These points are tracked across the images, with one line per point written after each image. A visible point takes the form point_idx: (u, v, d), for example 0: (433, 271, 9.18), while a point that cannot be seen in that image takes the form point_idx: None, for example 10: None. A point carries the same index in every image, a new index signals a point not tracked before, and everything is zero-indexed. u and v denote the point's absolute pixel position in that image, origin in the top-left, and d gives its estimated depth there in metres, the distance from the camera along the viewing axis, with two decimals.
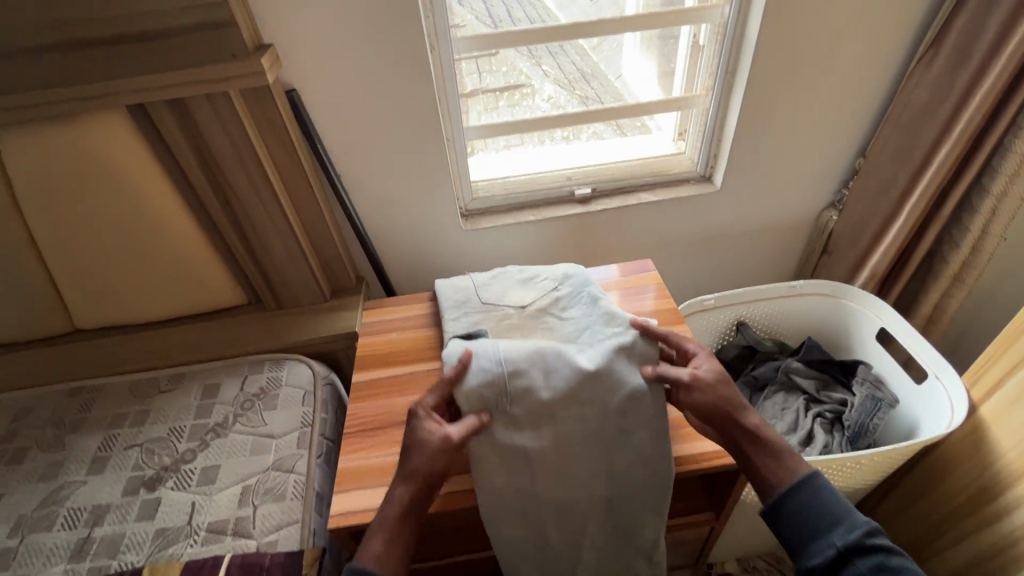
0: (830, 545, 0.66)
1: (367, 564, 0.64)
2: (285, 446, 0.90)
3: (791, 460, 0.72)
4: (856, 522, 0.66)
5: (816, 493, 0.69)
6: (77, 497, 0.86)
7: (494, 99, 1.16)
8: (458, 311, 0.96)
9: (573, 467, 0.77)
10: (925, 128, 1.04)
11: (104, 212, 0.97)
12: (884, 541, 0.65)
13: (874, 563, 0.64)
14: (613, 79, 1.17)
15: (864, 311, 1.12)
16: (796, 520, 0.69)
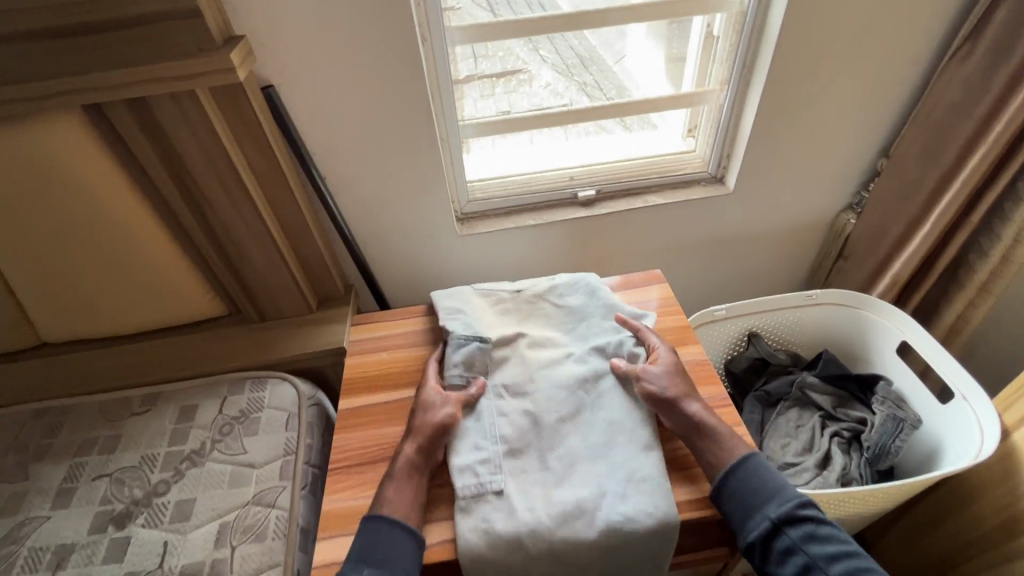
0: (765, 518, 0.67)
1: (384, 508, 0.68)
2: (266, 477, 0.83)
3: (728, 443, 0.73)
4: (788, 495, 0.69)
5: (753, 470, 0.71)
6: (40, 535, 0.79)
7: (491, 85, 1.07)
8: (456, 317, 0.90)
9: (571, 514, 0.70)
10: (957, 129, 0.96)
11: (65, 222, 0.89)
12: (815, 512, 0.68)
13: (806, 532, 0.66)
14: (613, 65, 1.09)
15: (884, 323, 1.06)
16: (733, 497, 0.70)
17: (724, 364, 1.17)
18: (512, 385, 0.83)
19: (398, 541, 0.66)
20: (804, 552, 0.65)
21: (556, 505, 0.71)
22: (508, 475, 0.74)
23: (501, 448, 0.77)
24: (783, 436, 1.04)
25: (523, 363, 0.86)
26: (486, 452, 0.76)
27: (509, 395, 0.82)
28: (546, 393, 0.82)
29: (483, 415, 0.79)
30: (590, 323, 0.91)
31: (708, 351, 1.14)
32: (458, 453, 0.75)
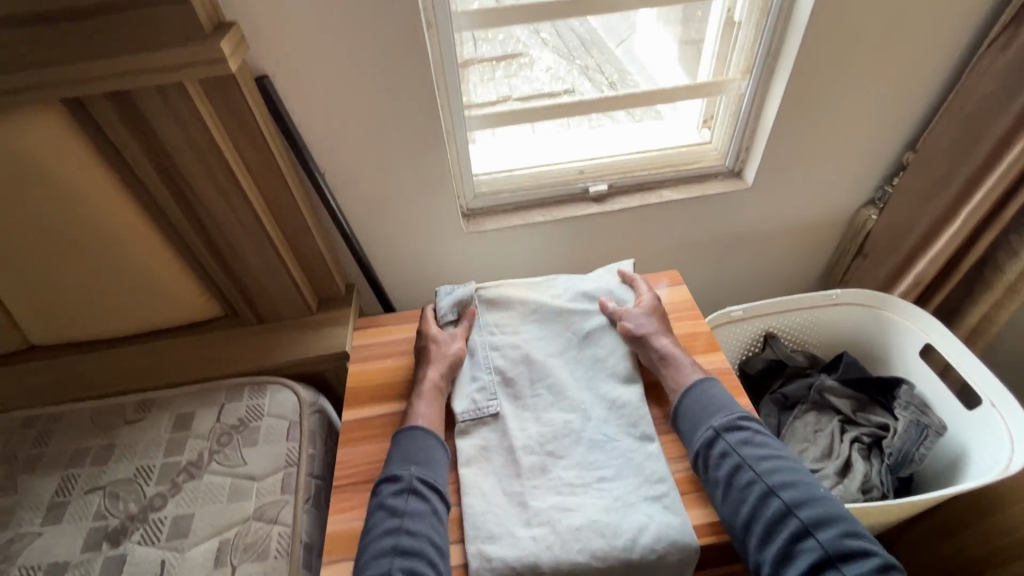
0: (709, 428, 0.74)
1: (421, 420, 0.76)
2: (267, 491, 0.80)
3: (687, 374, 0.79)
4: (733, 410, 0.75)
5: (704, 388, 0.78)
6: (31, 552, 0.76)
7: (491, 70, 1.02)
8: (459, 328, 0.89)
9: (566, 508, 0.71)
10: (993, 123, 0.91)
11: (49, 222, 0.83)
12: (755, 425, 0.74)
13: (745, 440, 0.72)
14: (615, 48, 1.05)
15: (908, 325, 1.02)
16: (684, 414, 0.77)
17: (739, 366, 1.13)
18: (507, 325, 0.90)
19: (435, 448, 0.74)
20: (738, 453, 0.71)
21: (549, 505, 0.71)
22: (505, 402, 0.82)
23: (496, 377, 0.84)
24: (801, 441, 1.01)
25: (519, 311, 0.92)
26: (483, 381, 0.83)
27: (504, 334, 0.89)
28: (535, 335, 0.89)
29: (480, 350, 0.87)
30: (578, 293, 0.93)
31: (723, 353, 1.11)
32: (460, 380, 0.83)
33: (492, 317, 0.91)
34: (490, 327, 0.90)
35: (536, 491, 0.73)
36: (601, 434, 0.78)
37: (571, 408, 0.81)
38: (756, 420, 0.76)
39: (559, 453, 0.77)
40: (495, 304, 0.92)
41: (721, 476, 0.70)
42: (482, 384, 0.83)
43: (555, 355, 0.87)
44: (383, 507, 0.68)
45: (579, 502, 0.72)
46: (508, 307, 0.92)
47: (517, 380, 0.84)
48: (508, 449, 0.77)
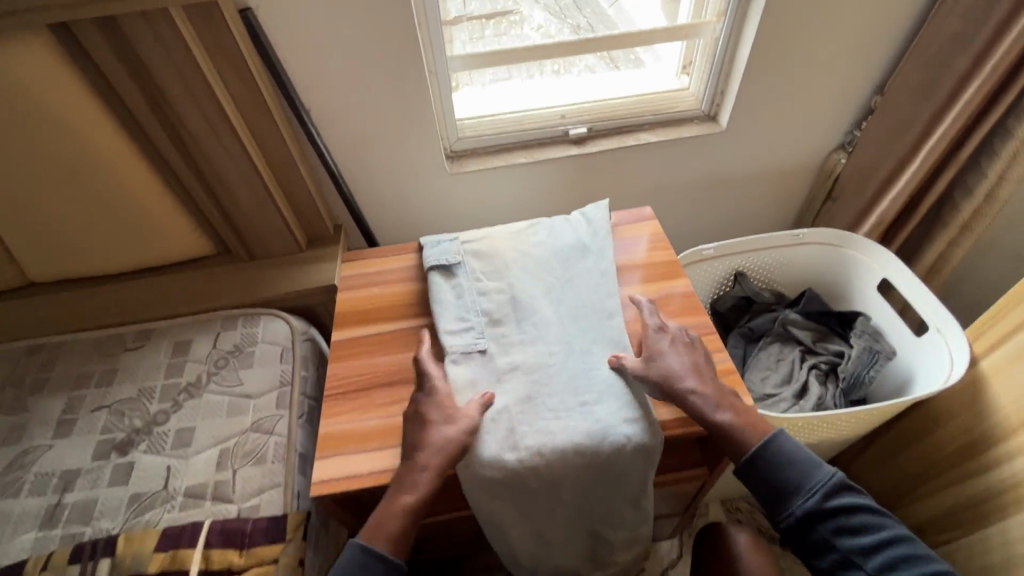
0: (791, 514, 0.68)
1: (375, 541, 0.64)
2: (263, 406, 0.86)
3: (755, 432, 0.71)
4: (819, 482, 0.68)
5: (780, 457, 0.70)
6: (44, 461, 0.82)
7: (480, 28, 1.03)
8: (444, 270, 0.88)
9: (550, 431, 0.72)
10: (954, 63, 0.94)
11: (42, 154, 0.86)
12: (848, 500, 0.67)
13: (840, 526, 0.66)
14: (607, 9, 1.05)
15: (867, 262, 1.08)
16: (760, 493, 0.70)
17: (710, 304, 1.19)
18: (493, 273, 0.87)
19: (375, 574, 0.63)
20: (835, 545, 0.65)
21: (533, 433, 0.72)
22: (491, 339, 0.81)
23: (482, 319, 0.82)
24: (763, 368, 1.08)
25: (505, 257, 0.88)
26: (470, 322, 0.82)
27: (490, 277, 0.86)
28: (522, 278, 0.86)
29: (465, 293, 0.85)
30: (566, 238, 0.91)
31: (695, 291, 1.16)
32: (443, 320, 0.82)
33: (478, 260, 0.89)
34: (476, 273, 0.87)
35: (523, 419, 0.73)
36: (585, 363, 0.77)
37: (557, 341, 0.80)
38: (849, 487, 0.68)
39: (543, 382, 0.76)
40: (480, 251, 0.89)
41: (817, 565, 0.67)
42: (468, 324, 0.81)
43: (541, 295, 0.85)
44: None
45: (567, 428, 0.72)
46: (494, 253, 0.89)
47: (503, 319, 0.82)
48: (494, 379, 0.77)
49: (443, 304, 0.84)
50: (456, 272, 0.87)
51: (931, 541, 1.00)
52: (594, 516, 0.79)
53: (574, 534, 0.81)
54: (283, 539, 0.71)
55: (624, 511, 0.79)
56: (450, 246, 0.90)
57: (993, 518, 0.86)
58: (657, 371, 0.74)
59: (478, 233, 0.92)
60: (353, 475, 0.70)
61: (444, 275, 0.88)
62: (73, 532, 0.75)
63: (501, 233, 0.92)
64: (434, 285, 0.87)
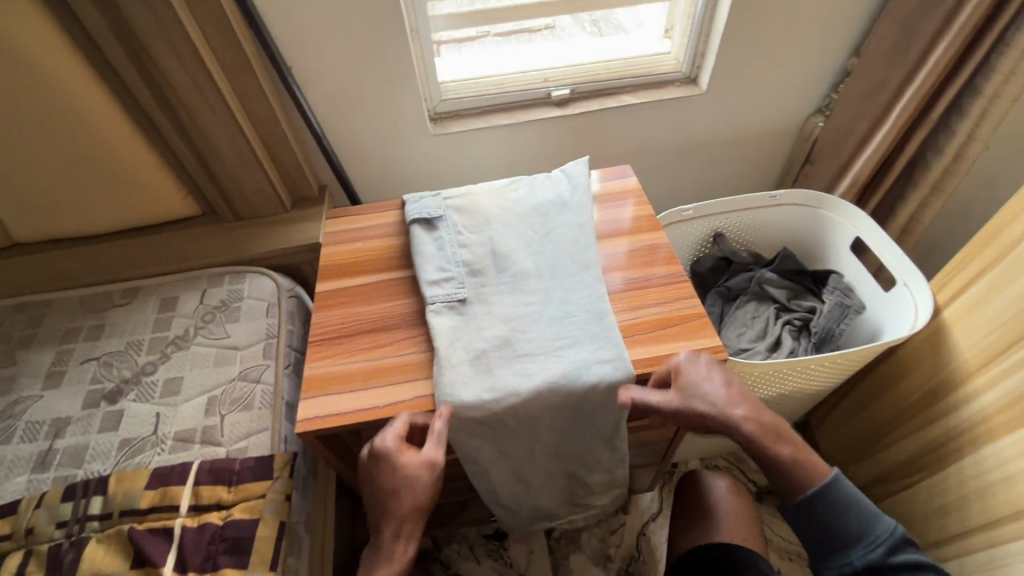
0: (852, 561, 0.68)
1: None
2: (250, 357, 0.88)
3: (805, 466, 0.70)
4: (881, 533, 0.68)
5: (839, 500, 0.69)
6: (34, 410, 0.84)
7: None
8: (427, 226, 0.90)
9: (526, 372, 0.74)
10: (926, 21, 0.96)
11: (23, 110, 0.86)
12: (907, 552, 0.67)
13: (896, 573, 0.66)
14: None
15: (840, 221, 1.10)
16: (818, 534, 0.70)
17: (690, 265, 1.22)
18: (473, 226, 0.88)
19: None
20: None
21: (510, 376, 0.73)
22: (470, 288, 0.82)
23: (463, 269, 0.84)
24: (739, 325, 1.11)
25: (484, 212, 0.90)
26: (451, 272, 0.83)
27: (470, 230, 0.88)
28: (503, 232, 0.88)
29: (446, 244, 0.86)
30: (549, 195, 0.91)
31: (675, 251, 1.19)
32: (426, 271, 0.84)
33: (459, 214, 0.90)
34: (457, 226, 0.89)
35: (501, 361, 0.75)
36: (563, 310, 0.79)
37: (536, 291, 0.81)
38: (909, 542, 0.68)
39: (522, 329, 0.78)
40: (462, 205, 0.91)
41: None
42: (448, 272, 0.83)
43: (520, 247, 0.86)
44: None
45: (543, 369, 0.74)
46: (475, 207, 0.91)
47: (481, 269, 0.84)
48: (473, 327, 0.78)
49: (426, 256, 0.86)
50: (438, 225, 0.89)
51: (895, 485, 1.05)
52: (572, 458, 0.83)
53: (552, 475, 0.86)
54: (270, 477, 0.74)
55: (600, 451, 0.83)
56: (431, 202, 0.92)
57: (952, 459, 0.91)
58: (682, 404, 0.70)
59: (456, 190, 0.93)
60: (335, 414, 0.72)
61: (426, 228, 0.89)
62: (65, 474, 0.77)
63: (482, 188, 0.94)
64: (418, 239, 0.88)
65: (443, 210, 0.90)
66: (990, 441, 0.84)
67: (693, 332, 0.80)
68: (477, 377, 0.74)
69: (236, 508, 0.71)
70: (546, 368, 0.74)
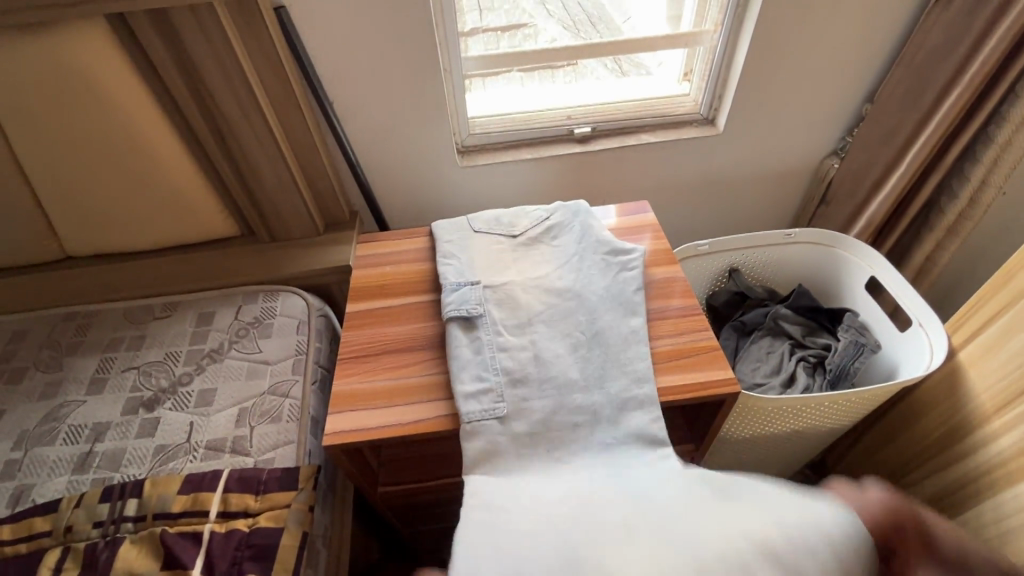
0: None
1: None
2: (279, 371, 0.92)
3: None
4: None
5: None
6: (77, 415, 0.89)
7: (495, 40, 1.11)
8: (461, 311, 0.86)
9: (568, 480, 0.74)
10: (936, 72, 1.00)
11: (90, 137, 0.94)
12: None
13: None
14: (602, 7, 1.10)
15: (855, 260, 1.12)
16: None
17: (706, 299, 1.25)
18: (512, 324, 0.85)
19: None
20: None
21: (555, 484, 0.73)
22: (510, 401, 0.78)
23: (502, 377, 0.80)
24: (754, 360, 1.12)
25: (522, 293, 0.89)
26: (489, 382, 0.79)
27: (511, 331, 0.85)
28: (531, 280, 0.91)
29: (484, 348, 0.82)
30: (580, 257, 0.94)
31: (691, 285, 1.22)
32: (461, 381, 0.79)
33: (500, 305, 0.87)
34: (497, 324, 0.85)
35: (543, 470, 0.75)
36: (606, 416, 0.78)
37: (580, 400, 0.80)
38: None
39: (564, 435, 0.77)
40: (501, 298, 0.88)
41: None
42: (489, 393, 0.78)
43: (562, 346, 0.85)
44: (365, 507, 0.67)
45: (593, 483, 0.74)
46: (512, 293, 0.89)
47: (523, 376, 0.80)
48: (513, 433, 0.77)
49: (460, 356, 0.81)
50: (476, 325, 0.85)
51: None
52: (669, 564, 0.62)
53: None
54: (295, 488, 0.77)
55: None
56: (463, 266, 0.94)
57: (970, 504, 0.89)
58: None
59: (496, 270, 0.93)
60: (361, 429, 0.76)
61: (464, 326, 0.85)
62: (102, 476, 0.81)
63: (519, 271, 0.93)
64: (451, 334, 0.84)
65: (485, 296, 0.88)
66: (1008, 486, 0.83)
67: (706, 364, 0.82)
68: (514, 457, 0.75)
69: (262, 517, 0.74)
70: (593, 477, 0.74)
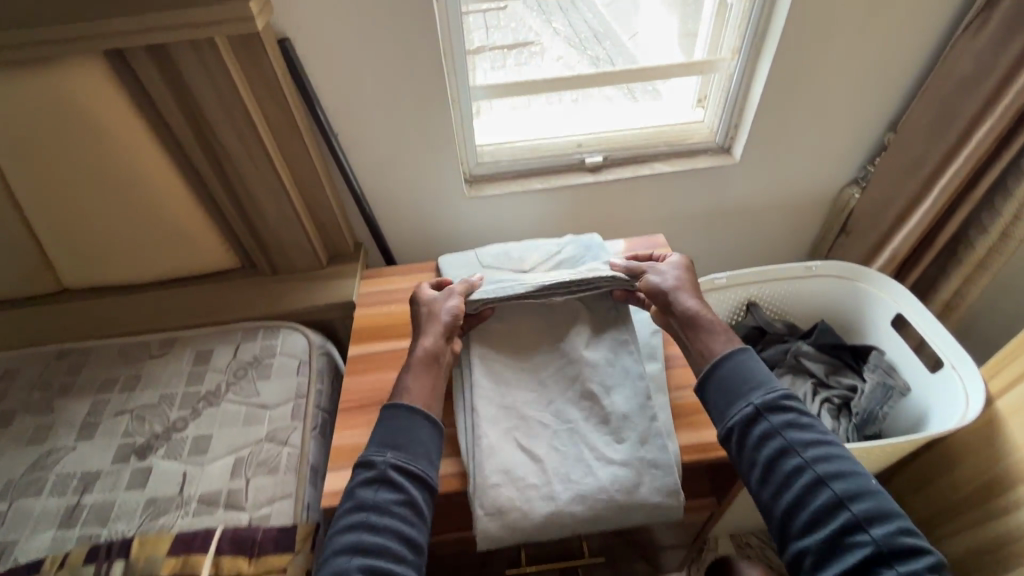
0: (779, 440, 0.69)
1: None
2: (278, 417, 0.88)
3: None
4: (773, 388, 0.72)
5: None
6: (66, 462, 0.85)
7: (502, 57, 1.08)
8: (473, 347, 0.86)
9: (536, 404, 0.83)
10: (965, 103, 0.96)
11: (86, 170, 0.91)
12: (885, 499, 0.65)
13: (813, 523, 0.64)
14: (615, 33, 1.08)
15: (880, 296, 1.08)
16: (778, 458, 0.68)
17: None
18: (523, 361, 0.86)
19: (420, 428, 0.72)
20: (797, 453, 0.67)
21: (526, 416, 0.81)
22: (521, 414, 0.81)
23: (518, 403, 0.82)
24: None
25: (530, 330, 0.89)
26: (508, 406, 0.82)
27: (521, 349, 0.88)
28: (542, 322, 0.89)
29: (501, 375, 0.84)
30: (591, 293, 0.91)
31: None
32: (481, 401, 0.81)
33: (503, 332, 0.88)
34: (509, 358, 0.86)
35: (531, 426, 0.80)
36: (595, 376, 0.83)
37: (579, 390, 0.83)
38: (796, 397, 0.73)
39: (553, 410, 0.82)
40: (513, 333, 0.88)
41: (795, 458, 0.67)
42: (505, 410, 0.81)
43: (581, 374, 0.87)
44: (354, 497, 0.66)
45: (552, 401, 0.83)
46: (525, 328, 0.89)
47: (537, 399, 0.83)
48: (517, 414, 0.81)
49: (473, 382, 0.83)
50: (492, 356, 0.86)
51: None
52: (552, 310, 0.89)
53: None
54: (291, 550, 0.74)
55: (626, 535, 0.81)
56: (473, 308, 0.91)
57: (1011, 567, 0.83)
58: None
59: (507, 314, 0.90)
60: None
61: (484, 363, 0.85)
62: (89, 533, 0.77)
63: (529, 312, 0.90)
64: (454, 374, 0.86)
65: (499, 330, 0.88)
66: None
67: None
68: (502, 417, 0.81)
69: None
70: (560, 408, 0.82)
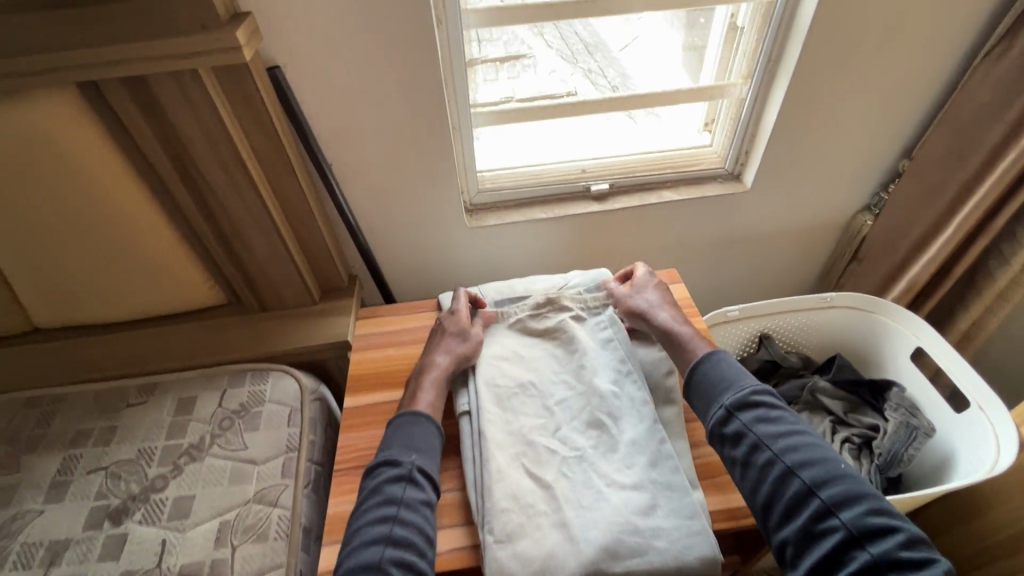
0: (750, 437, 0.67)
1: None
2: (267, 475, 0.81)
3: None
4: (744, 385, 0.71)
5: None
6: (33, 529, 0.77)
7: (494, 70, 1.03)
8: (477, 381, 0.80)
9: (548, 432, 0.76)
10: (987, 132, 0.93)
11: (57, 207, 0.84)
12: (859, 484, 0.62)
13: (788, 516, 0.62)
14: (616, 53, 1.05)
15: (899, 329, 1.03)
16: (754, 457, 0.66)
17: None
18: (533, 391, 0.80)
19: (434, 437, 0.72)
20: (767, 447, 0.66)
21: (534, 443, 0.74)
22: (532, 445, 0.74)
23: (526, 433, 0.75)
24: None
25: (540, 364, 0.83)
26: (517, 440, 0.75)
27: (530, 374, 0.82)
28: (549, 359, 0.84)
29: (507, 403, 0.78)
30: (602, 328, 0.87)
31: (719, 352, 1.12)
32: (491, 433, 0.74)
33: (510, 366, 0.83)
34: (517, 388, 0.80)
35: (541, 456, 0.73)
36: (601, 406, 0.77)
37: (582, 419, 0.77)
38: (770, 392, 0.72)
39: (567, 443, 0.75)
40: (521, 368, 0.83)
41: (765, 454, 0.65)
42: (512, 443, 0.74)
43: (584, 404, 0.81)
44: (380, 491, 0.65)
45: (564, 430, 0.76)
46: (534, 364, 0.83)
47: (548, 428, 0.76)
48: (524, 440, 0.75)
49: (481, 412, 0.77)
50: (501, 388, 0.80)
51: None
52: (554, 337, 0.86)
53: None
54: None
55: None
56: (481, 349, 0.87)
57: None
58: None
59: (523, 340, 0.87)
60: None
61: (493, 397, 0.79)
62: None
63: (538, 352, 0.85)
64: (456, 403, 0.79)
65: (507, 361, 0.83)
66: None
67: None
68: (509, 443, 0.74)
69: None
70: (573, 439, 0.75)
